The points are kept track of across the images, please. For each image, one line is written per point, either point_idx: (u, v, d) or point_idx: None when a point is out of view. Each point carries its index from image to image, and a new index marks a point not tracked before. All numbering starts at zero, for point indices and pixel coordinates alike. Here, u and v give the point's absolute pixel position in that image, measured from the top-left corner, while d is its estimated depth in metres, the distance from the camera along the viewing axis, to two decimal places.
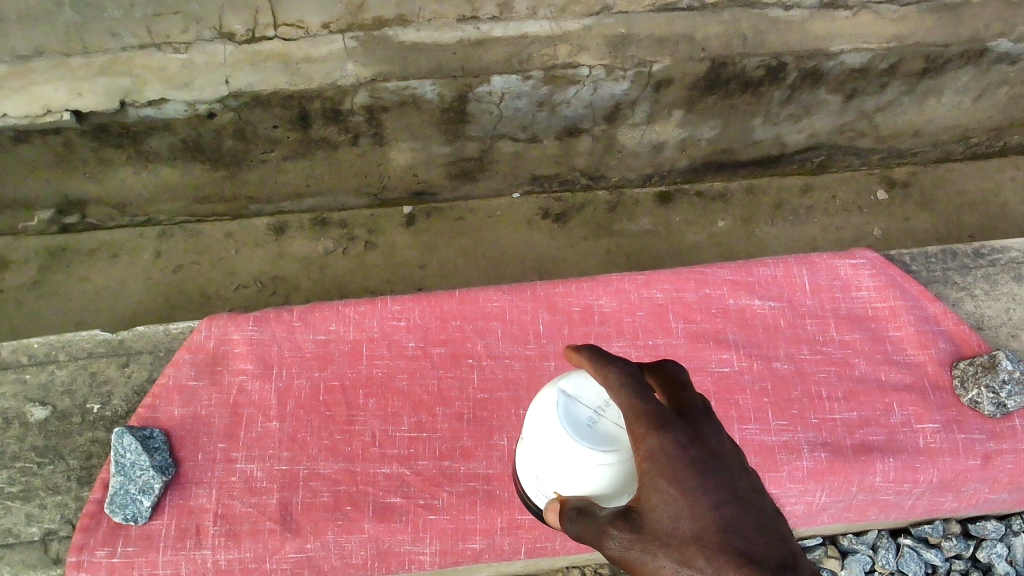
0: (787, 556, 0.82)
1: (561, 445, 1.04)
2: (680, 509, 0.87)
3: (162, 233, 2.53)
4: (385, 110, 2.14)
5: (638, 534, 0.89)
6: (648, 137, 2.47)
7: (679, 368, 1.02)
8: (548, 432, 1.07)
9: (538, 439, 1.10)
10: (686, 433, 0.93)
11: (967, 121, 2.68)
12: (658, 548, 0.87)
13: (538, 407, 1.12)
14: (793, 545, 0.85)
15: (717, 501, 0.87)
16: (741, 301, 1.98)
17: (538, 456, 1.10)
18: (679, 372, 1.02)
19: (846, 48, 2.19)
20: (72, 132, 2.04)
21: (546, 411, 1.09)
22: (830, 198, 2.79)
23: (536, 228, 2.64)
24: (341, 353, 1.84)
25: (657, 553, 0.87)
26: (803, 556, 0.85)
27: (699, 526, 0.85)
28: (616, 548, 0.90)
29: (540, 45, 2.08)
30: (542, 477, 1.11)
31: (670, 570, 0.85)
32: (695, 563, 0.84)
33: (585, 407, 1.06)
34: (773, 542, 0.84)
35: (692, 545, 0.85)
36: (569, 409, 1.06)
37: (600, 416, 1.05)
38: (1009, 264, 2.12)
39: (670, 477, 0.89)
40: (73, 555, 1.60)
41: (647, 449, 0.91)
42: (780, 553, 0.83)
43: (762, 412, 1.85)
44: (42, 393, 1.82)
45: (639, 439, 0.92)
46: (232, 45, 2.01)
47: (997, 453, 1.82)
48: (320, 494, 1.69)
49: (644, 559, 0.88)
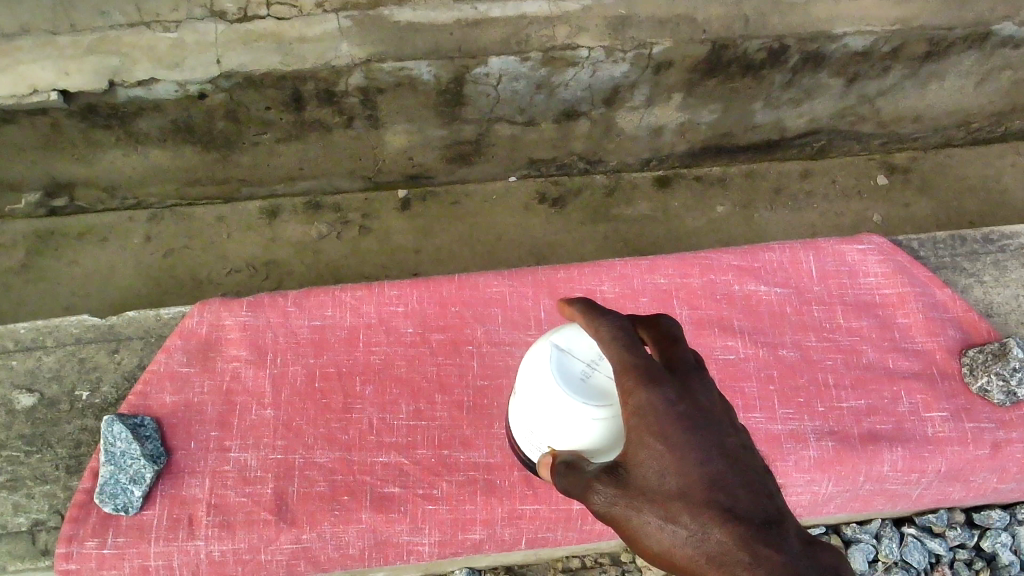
0: (772, 512, 0.82)
1: (551, 398, 1.03)
2: (666, 465, 0.85)
3: (153, 216, 2.47)
4: (380, 92, 2.08)
5: (623, 489, 0.87)
6: (648, 120, 2.42)
7: (673, 323, 0.98)
8: (539, 385, 1.06)
9: (530, 392, 1.09)
10: (675, 389, 0.89)
11: (969, 106, 2.64)
12: (643, 503, 0.85)
13: (531, 360, 1.11)
14: (780, 501, 0.84)
15: (704, 457, 0.85)
16: (747, 287, 1.95)
17: (530, 410, 1.10)
18: (672, 326, 0.97)
19: (849, 30, 2.14)
20: (60, 113, 1.98)
21: (538, 364, 1.08)
22: (830, 183, 2.76)
23: (533, 213, 2.60)
24: (338, 339, 1.80)
25: (642, 509, 0.85)
26: (789, 511, 0.84)
27: (685, 483, 0.84)
28: (601, 502, 0.88)
29: (539, 26, 2.02)
30: (533, 432, 1.11)
31: (655, 526, 0.84)
32: (679, 518, 0.83)
33: (577, 361, 1.05)
34: (759, 500, 0.83)
35: (677, 501, 0.83)
36: (561, 362, 1.05)
37: (592, 371, 1.04)
38: (1018, 250, 2.10)
39: (657, 432, 0.86)
40: (62, 546, 1.56)
41: (635, 404, 0.88)
42: (766, 510, 0.82)
43: (768, 400, 1.82)
44: (29, 380, 1.77)
45: (627, 394, 0.90)
46: (223, 24, 1.94)
47: (1006, 442, 1.80)
48: (316, 484, 1.65)
49: (628, 514, 0.86)
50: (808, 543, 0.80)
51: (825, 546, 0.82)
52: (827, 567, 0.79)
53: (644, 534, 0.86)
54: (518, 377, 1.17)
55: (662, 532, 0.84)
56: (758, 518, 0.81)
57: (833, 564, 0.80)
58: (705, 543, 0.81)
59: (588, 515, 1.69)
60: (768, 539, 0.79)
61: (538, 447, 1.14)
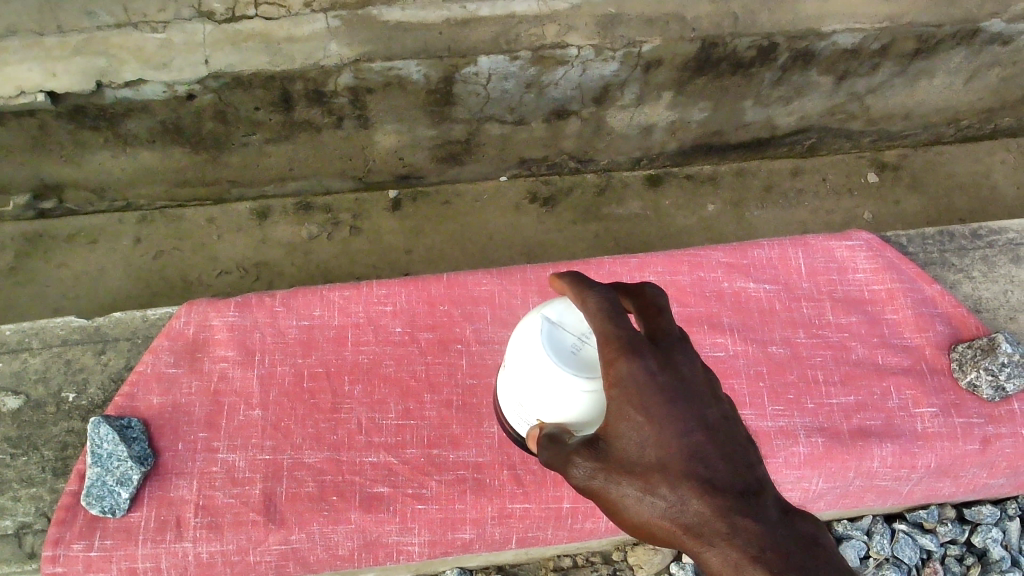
0: (751, 483, 0.85)
1: (541, 370, 1.02)
2: (646, 437, 0.87)
3: (142, 218, 2.46)
4: (369, 91, 2.08)
5: (603, 463, 0.89)
6: (638, 118, 2.42)
7: (658, 293, 0.98)
8: (529, 358, 1.05)
9: (520, 363, 1.08)
10: (657, 360, 0.89)
11: (959, 103, 2.65)
12: (622, 477, 0.88)
13: (521, 333, 1.10)
14: (760, 472, 0.87)
15: (684, 429, 0.86)
16: (736, 284, 1.95)
17: (520, 382, 1.09)
18: (657, 296, 0.97)
19: (839, 28, 2.14)
20: (47, 114, 1.97)
21: (528, 337, 1.07)
22: (820, 181, 2.77)
23: (523, 212, 2.60)
24: (326, 338, 1.80)
25: (621, 482, 0.88)
26: (768, 482, 0.87)
27: (665, 455, 0.86)
28: (581, 476, 0.90)
29: (528, 25, 2.02)
30: (523, 406, 1.11)
31: (634, 498, 0.87)
32: (658, 490, 0.86)
33: (567, 334, 1.04)
34: (738, 470, 0.86)
35: (656, 473, 0.86)
36: (552, 335, 1.03)
37: (582, 344, 1.03)
38: (1006, 246, 2.11)
39: (638, 405, 0.87)
40: (48, 549, 1.55)
41: (617, 374, 0.88)
42: (745, 480, 0.85)
43: (758, 397, 1.82)
44: (15, 383, 1.76)
45: (609, 364, 0.89)
46: (211, 24, 1.93)
47: (996, 437, 1.81)
48: (305, 485, 1.65)
49: (608, 487, 0.89)
50: (785, 512, 0.85)
51: (802, 513, 0.86)
52: (802, 535, 0.84)
53: (623, 507, 0.89)
54: (508, 350, 1.16)
55: (642, 504, 0.87)
56: (737, 488, 0.85)
57: (809, 532, 0.84)
58: (683, 514, 0.85)
59: (578, 513, 1.69)
60: (746, 508, 0.83)
61: (527, 421, 1.13)
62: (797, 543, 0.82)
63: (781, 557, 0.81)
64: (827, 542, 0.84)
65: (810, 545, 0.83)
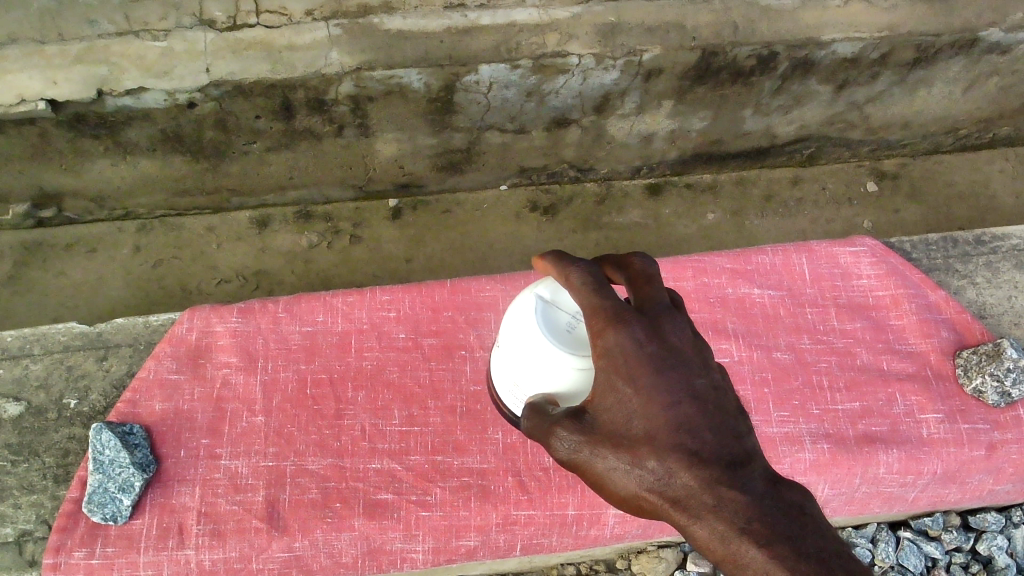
0: (740, 454, 0.86)
1: (532, 340, 1.02)
2: (633, 409, 0.87)
3: (142, 227, 2.46)
4: (370, 100, 2.08)
5: (588, 436, 0.89)
6: (639, 127, 2.43)
7: (646, 263, 0.97)
8: (521, 331, 1.04)
9: (514, 341, 1.07)
10: (644, 329, 0.89)
11: (957, 112, 2.67)
12: (608, 450, 0.88)
13: (514, 312, 1.09)
14: (749, 443, 0.88)
15: (672, 400, 0.87)
16: (740, 290, 1.95)
17: (513, 360, 1.08)
18: (646, 267, 0.97)
19: (838, 37, 2.16)
20: (48, 122, 1.96)
21: (522, 313, 1.06)
22: (820, 189, 2.78)
23: (525, 221, 2.60)
24: (329, 345, 1.79)
25: (607, 455, 0.88)
26: (757, 452, 0.88)
27: (652, 426, 0.87)
28: (564, 449, 0.90)
29: (529, 34, 2.03)
30: (514, 383, 1.10)
31: (621, 471, 0.88)
32: (646, 463, 0.86)
33: (561, 313, 1.03)
34: (726, 442, 0.86)
35: (644, 445, 0.87)
36: (547, 314, 1.03)
37: (576, 323, 1.02)
38: (1010, 252, 2.11)
39: (625, 375, 0.88)
40: (50, 557, 1.54)
41: (604, 345, 0.89)
42: (733, 452, 0.86)
43: (763, 403, 1.82)
44: (16, 389, 1.75)
45: (596, 335, 0.89)
46: (212, 33, 1.93)
47: (1002, 442, 1.81)
48: (308, 491, 1.63)
49: (593, 461, 0.89)
50: (774, 483, 0.85)
51: (789, 483, 0.86)
52: (790, 505, 0.84)
53: (608, 479, 0.89)
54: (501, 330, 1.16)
55: (628, 477, 0.88)
56: (725, 459, 0.85)
57: (797, 501, 0.85)
58: (672, 486, 0.86)
59: (583, 520, 1.68)
60: (733, 480, 0.84)
61: (517, 399, 1.13)
62: (783, 513, 0.83)
63: (767, 527, 0.82)
64: (815, 511, 0.85)
65: (797, 514, 0.84)
